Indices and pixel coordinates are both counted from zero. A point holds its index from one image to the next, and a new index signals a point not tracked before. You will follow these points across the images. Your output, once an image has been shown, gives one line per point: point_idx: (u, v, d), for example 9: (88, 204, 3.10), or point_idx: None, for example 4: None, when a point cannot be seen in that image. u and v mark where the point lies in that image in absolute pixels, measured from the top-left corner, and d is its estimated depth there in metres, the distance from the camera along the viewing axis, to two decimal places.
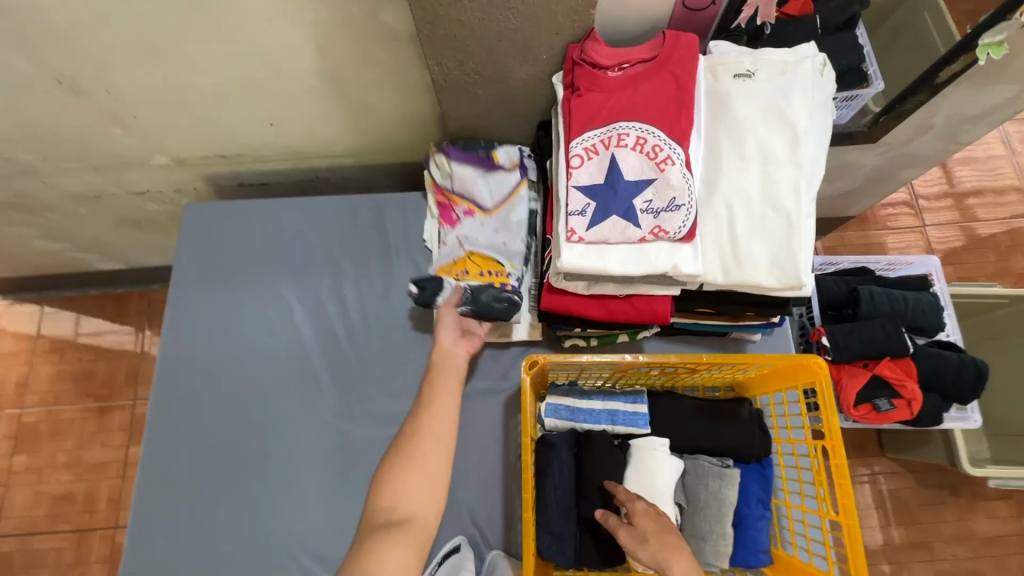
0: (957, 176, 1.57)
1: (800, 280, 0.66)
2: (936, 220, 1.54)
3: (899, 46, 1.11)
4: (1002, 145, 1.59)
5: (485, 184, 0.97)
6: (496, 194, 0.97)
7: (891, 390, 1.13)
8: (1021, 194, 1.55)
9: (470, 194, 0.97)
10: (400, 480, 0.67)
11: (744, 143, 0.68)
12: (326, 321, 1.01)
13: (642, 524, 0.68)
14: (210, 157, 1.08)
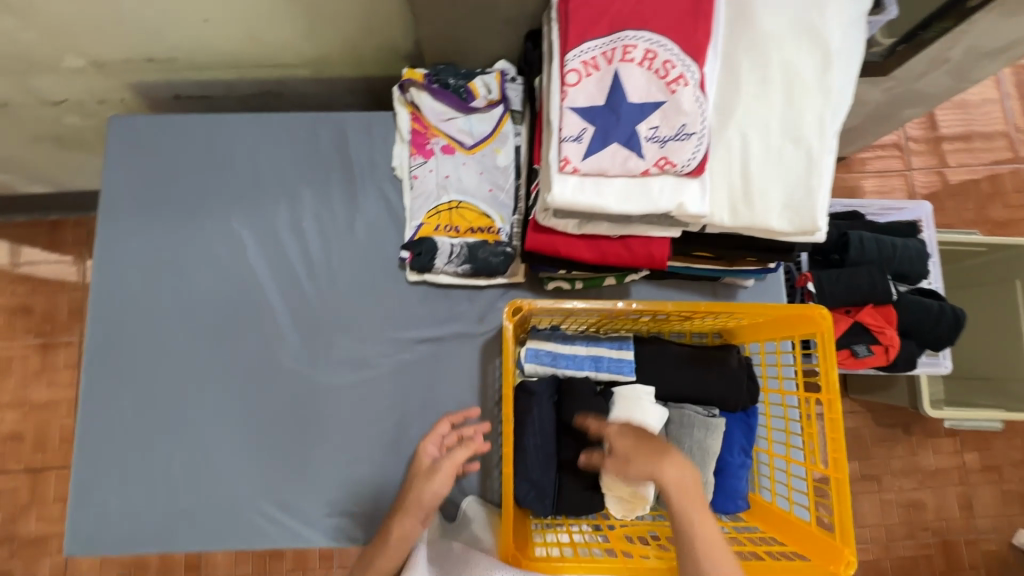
0: (951, 118, 1.51)
1: (815, 224, 0.60)
2: (922, 164, 1.49)
3: None
4: (995, 86, 1.53)
5: (466, 121, 0.87)
6: (479, 122, 0.86)
7: (871, 336, 1.12)
8: (1008, 140, 1.51)
9: (449, 130, 0.87)
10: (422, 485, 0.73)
11: (768, 63, 0.59)
12: (284, 258, 0.91)
13: (620, 447, 0.69)
14: (135, 61, 0.91)
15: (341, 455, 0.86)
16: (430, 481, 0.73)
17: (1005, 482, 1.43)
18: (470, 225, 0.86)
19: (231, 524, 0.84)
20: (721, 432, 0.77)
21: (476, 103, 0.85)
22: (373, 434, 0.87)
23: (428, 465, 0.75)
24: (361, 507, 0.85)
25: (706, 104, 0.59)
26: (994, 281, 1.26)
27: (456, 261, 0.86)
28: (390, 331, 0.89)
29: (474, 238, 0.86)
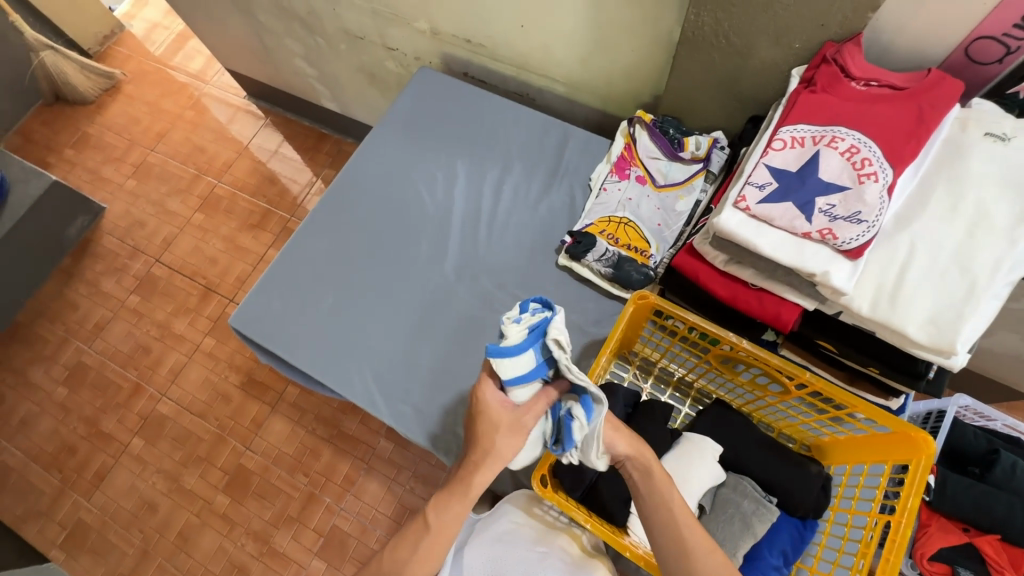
0: None
1: (952, 348, 0.62)
2: None
3: None
4: None
5: (666, 165, 1.02)
6: (677, 169, 1.01)
7: (982, 567, 0.98)
8: None
9: (649, 166, 1.03)
10: (447, 497, 0.72)
11: (961, 197, 0.65)
12: (478, 204, 1.13)
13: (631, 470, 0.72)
14: (458, 38, 1.25)
15: (437, 362, 1.01)
16: (518, 434, 0.69)
17: None
18: (628, 241, 0.99)
19: (335, 365, 1.03)
20: (770, 521, 0.75)
21: (681, 153, 1.00)
22: (468, 360, 1.01)
23: (512, 420, 0.69)
24: (429, 409, 0.98)
25: (887, 205, 0.66)
26: None
27: (603, 261, 0.98)
28: (523, 292, 1.05)
29: (627, 252, 0.98)
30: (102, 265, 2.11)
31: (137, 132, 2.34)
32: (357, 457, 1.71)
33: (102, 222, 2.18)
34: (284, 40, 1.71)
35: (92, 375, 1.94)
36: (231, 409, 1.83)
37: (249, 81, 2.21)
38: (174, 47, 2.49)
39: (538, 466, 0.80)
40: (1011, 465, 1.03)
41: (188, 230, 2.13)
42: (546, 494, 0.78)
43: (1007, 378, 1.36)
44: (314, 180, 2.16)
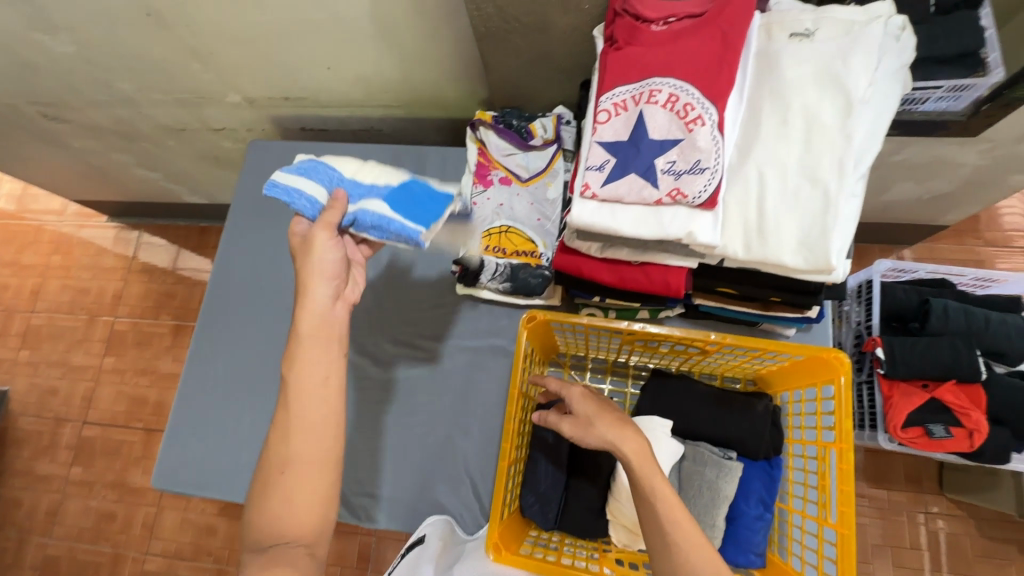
0: None
1: (830, 263, 0.60)
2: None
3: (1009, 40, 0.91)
4: None
5: (524, 157, 0.97)
6: (534, 158, 0.97)
7: (951, 416, 1.01)
8: None
9: (509, 164, 0.98)
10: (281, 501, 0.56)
11: (788, 108, 0.63)
12: (359, 262, 1.06)
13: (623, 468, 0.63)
14: (276, 99, 1.15)
15: (378, 442, 0.95)
16: (311, 252, 0.62)
17: None
18: (515, 248, 0.94)
19: None
20: (736, 476, 0.74)
21: (532, 142, 0.96)
22: (406, 426, 0.96)
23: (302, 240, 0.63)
24: (386, 491, 0.92)
25: (723, 143, 0.63)
26: None
27: (495, 279, 0.94)
28: (435, 335, 0.99)
29: (517, 260, 0.94)
30: (29, 449, 1.95)
31: (9, 298, 2.14)
32: (363, 534, 1.65)
33: (9, 405, 2.01)
34: (109, 154, 1.56)
35: (66, 563, 1.81)
36: (222, 538, 1.74)
37: (104, 204, 2.04)
38: (13, 196, 2.27)
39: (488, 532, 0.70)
40: (943, 310, 1.05)
41: (105, 378, 1.98)
42: (503, 557, 0.69)
43: (921, 219, 1.40)
44: None
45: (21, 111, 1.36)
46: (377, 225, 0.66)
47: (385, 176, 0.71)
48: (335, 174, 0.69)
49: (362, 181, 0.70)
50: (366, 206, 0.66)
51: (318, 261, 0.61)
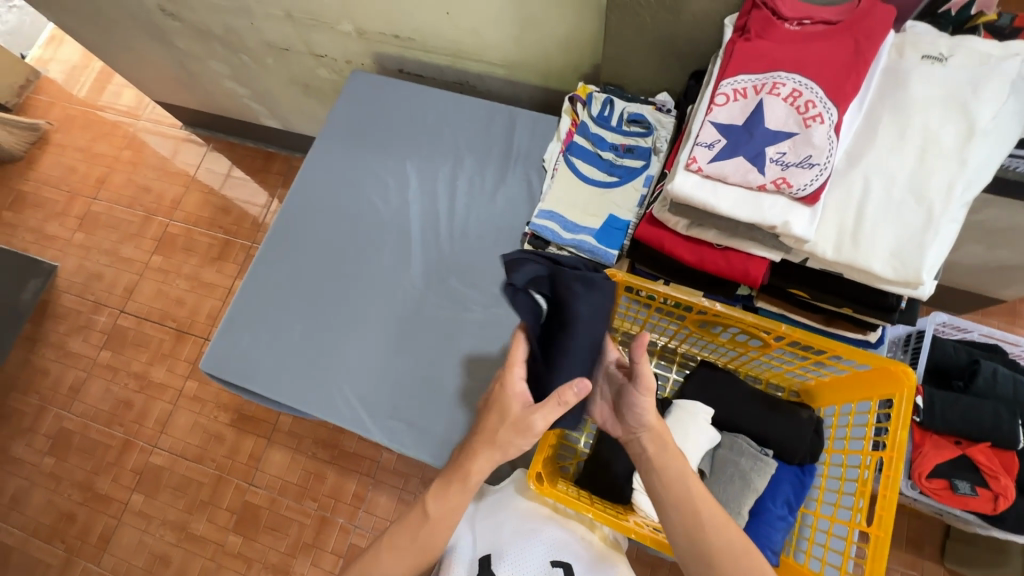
0: None
1: (919, 277, 0.62)
2: None
3: None
4: None
5: (617, 159, 0.97)
6: (628, 159, 0.97)
7: (979, 476, 1.01)
8: None
9: (599, 162, 0.98)
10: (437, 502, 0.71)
11: (907, 125, 0.65)
12: (434, 203, 1.10)
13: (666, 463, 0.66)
14: (385, 35, 1.20)
15: (421, 372, 0.99)
16: (524, 435, 0.66)
17: None
18: None
19: (318, 393, 1.00)
20: (769, 474, 0.76)
21: (625, 144, 0.97)
22: (450, 365, 0.99)
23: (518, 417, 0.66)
24: (420, 420, 0.96)
25: (835, 145, 0.65)
26: None
27: (568, 249, 0.97)
28: (493, 286, 1.03)
29: None
30: (65, 325, 2.04)
31: (76, 182, 2.23)
32: (362, 473, 1.69)
33: (56, 280, 2.09)
34: (207, 62, 1.62)
35: (78, 439, 1.89)
36: (227, 448, 1.79)
37: (184, 111, 2.11)
38: (98, 87, 2.36)
39: (532, 465, 0.76)
40: (991, 373, 1.06)
41: (148, 275, 2.06)
42: (544, 489, 0.74)
43: (979, 289, 1.39)
44: (269, 202, 2.09)
45: (142, 3, 1.43)
46: (589, 252, 0.94)
47: (592, 214, 0.96)
48: (561, 219, 0.97)
49: (576, 218, 0.97)
50: (584, 238, 0.95)
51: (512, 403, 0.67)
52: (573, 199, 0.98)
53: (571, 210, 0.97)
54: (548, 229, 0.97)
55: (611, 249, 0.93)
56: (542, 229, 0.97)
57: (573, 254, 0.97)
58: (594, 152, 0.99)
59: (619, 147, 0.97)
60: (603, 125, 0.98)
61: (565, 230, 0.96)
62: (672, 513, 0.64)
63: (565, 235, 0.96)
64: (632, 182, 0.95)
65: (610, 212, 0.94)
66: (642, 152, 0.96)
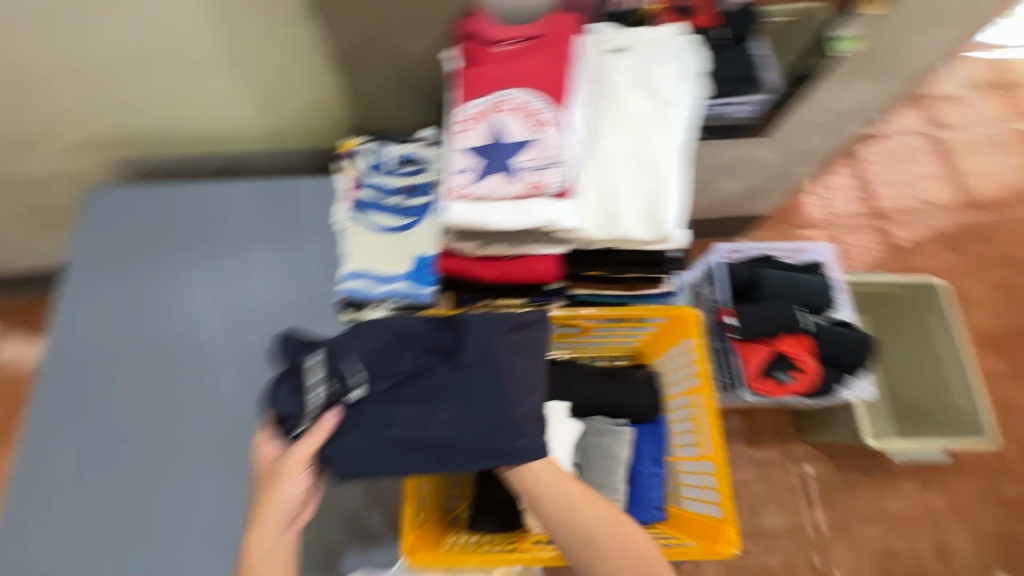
0: (840, 208, 1.91)
1: (669, 232, 0.71)
2: (824, 224, 1.89)
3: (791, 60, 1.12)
4: (860, 178, 1.95)
5: (404, 200, 0.97)
6: (415, 198, 0.96)
7: (790, 364, 1.20)
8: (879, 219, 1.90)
9: (388, 207, 0.97)
10: None
11: (617, 109, 0.74)
12: (232, 301, 0.99)
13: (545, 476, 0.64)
14: (115, 139, 1.06)
15: None
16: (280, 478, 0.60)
17: (972, 523, 1.59)
18: None
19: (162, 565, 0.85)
20: (628, 441, 0.82)
21: (407, 185, 0.98)
22: None
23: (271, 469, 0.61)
24: None
25: (569, 142, 0.72)
26: (915, 315, 1.56)
27: (388, 301, 0.94)
28: None
29: None
30: None
31: None
32: None
33: None
34: None
35: None
36: None
37: None
38: None
39: (404, 537, 0.71)
40: (770, 280, 1.27)
41: None
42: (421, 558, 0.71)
43: (746, 211, 1.67)
44: None
45: None
46: (407, 297, 0.92)
47: (398, 260, 0.95)
48: (371, 274, 0.95)
49: (385, 269, 0.95)
50: (399, 284, 0.93)
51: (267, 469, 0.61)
52: (376, 251, 0.96)
53: (378, 262, 0.95)
54: (360, 288, 0.93)
55: (428, 286, 0.92)
56: (353, 290, 0.93)
57: (395, 304, 0.94)
58: (380, 200, 0.98)
59: (403, 188, 0.98)
60: (380, 173, 0.98)
61: (377, 284, 0.94)
62: (542, 508, 0.64)
63: (378, 288, 0.93)
64: (426, 218, 0.96)
65: (414, 252, 0.94)
66: (425, 186, 0.97)
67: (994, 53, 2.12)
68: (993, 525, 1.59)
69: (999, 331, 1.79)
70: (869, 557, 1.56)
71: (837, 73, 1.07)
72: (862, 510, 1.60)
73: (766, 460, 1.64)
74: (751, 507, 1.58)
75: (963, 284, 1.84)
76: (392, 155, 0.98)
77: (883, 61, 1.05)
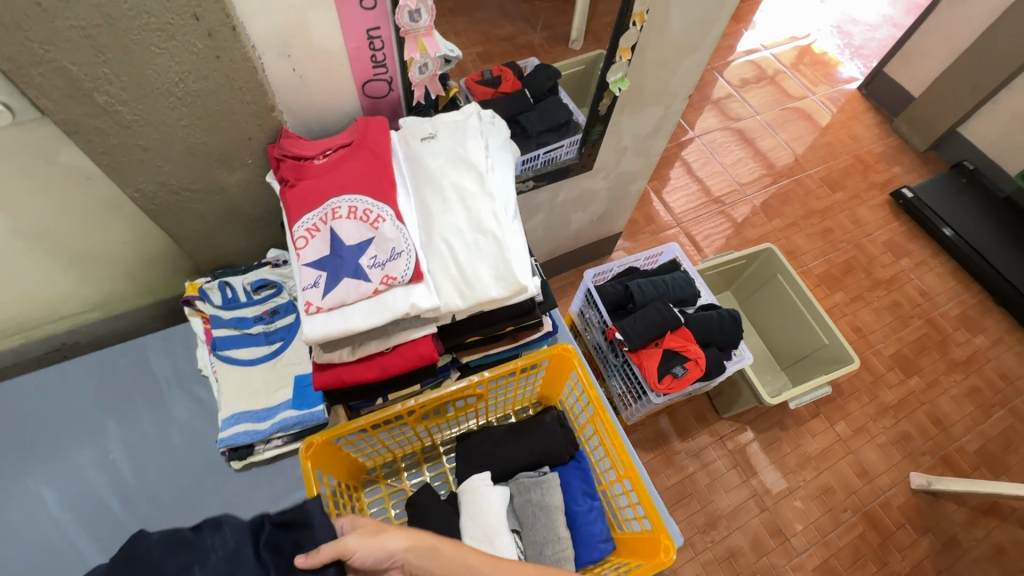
0: (680, 207, 2.18)
1: (522, 283, 0.76)
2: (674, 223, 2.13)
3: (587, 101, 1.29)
4: (686, 176, 2.25)
5: (269, 325, 0.94)
6: (279, 320, 0.94)
7: (680, 356, 1.30)
8: (711, 206, 2.20)
9: (253, 338, 0.93)
10: None
11: (443, 188, 0.80)
12: (93, 497, 0.86)
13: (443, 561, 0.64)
14: None
15: None
16: None
17: (876, 436, 1.81)
18: None
19: None
20: (556, 486, 0.83)
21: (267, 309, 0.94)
22: None
23: None
24: None
25: (407, 230, 0.75)
26: (765, 276, 1.80)
27: (277, 435, 0.88)
28: None
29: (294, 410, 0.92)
30: None
31: None
32: None
33: None
34: None
35: None
36: None
37: None
38: None
39: None
40: (638, 288, 1.40)
41: None
42: None
43: (604, 233, 1.84)
44: None
45: None
46: (297, 422, 0.87)
47: (278, 388, 0.90)
48: (252, 412, 0.88)
49: (265, 403, 0.89)
50: (286, 412, 0.87)
51: None
52: (251, 387, 0.90)
53: (257, 398, 0.89)
54: (243, 432, 0.86)
55: (317, 403, 0.88)
56: (236, 437, 0.85)
57: (287, 435, 0.88)
58: (242, 333, 0.93)
59: (263, 313, 0.94)
60: (233, 306, 0.94)
61: (262, 420, 0.87)
62: None
63: (263, 425, 0.87)
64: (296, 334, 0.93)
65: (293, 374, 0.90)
66: (286, 305, 0.95)
67: (747, 55, 2.60)
68: (889, 431, 1.82)
69: (831, 269, 2.12)
70: (813, 500, 1.69)
71: (626, 105, 1.25)
72: (790, 460, 1.74)
73: (701, 447, 1.73)
74: (703, 496, 1.65)
75: (792, 239, 2.17)
76: (241, 285, 0.95)
77: (657, 87, 1.25)
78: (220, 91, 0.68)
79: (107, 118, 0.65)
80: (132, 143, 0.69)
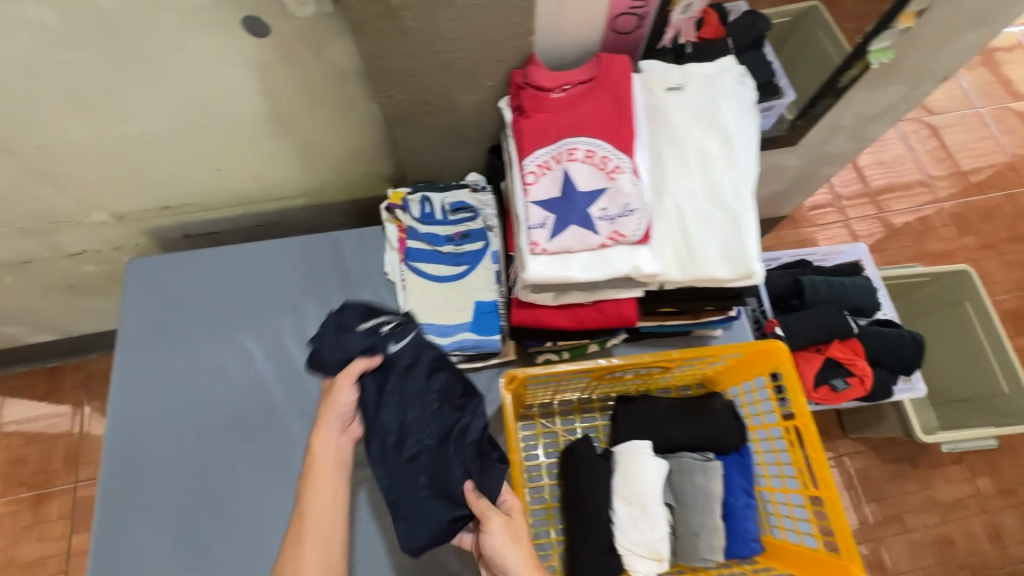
0: (856, 198, 1.92)
1: (751, 268, 0.71)
2: (850, 215, 1.88)
3: (805, 68, 1.18)
4: (871, 165, 1.96)
5: (457, 248, 0.96)
6: (468, 244, 0.96)
7: (844, 369, 1.20)
8: (894, 205, 1.91)
9: (441, 257, 0.96)
10: None
11: (685, 148, 0.74)
12: (292, 365, 0.97)
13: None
14: (152, 209, 1.04)
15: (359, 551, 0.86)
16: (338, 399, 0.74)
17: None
18: None
19: None
20: (719, 475, 0.82)
21: (460, 229, 0.97)
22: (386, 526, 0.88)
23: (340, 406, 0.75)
24: None
25: (641, 187, 0.72)
26: (951, 301, 1.56)
27: (454, 353, 0.92)
28: None
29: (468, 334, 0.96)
30: None
31: None
32: None
33: None
34: None
35: None
36: None
37: None
38: None
39: None
40: (812, 286, 1.27)
41: None
42: None
43: (768, 213, 1.68)
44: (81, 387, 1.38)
45: None
46: (474, 347, 0.91)
47: (458, 309, 0.93)
48: (432, 326, 0.93)
49: (445, 320, 0.93)
50: (464, 335, 0.91)
51: (334, 403, 0.74)
52: (434, 302, 0.94)
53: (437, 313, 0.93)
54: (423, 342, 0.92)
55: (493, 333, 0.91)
56: None
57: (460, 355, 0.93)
58: (433, 250, 0.96)
59: (453, 236, 0.97)
60: (427, 222, 0.97)
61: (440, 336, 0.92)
62: None
63: (443, 341, 0.91)
64: (483, 263, 0.95)
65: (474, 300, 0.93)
66: (478, 232, 0.96)
67: None
68: None
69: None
70: (927, 547, 1.56)
71: (870, 80, 1.08)
72: (913, 499, 1.60)
73: None
74: None
75: (984, 263, 1.86)
76: (438, 204, 0.97)
77: (916, 63, 1.05)
78: (496, 7, 0.66)
79: (391, 22, 0.65)
80: (400, 50, 0.69)
